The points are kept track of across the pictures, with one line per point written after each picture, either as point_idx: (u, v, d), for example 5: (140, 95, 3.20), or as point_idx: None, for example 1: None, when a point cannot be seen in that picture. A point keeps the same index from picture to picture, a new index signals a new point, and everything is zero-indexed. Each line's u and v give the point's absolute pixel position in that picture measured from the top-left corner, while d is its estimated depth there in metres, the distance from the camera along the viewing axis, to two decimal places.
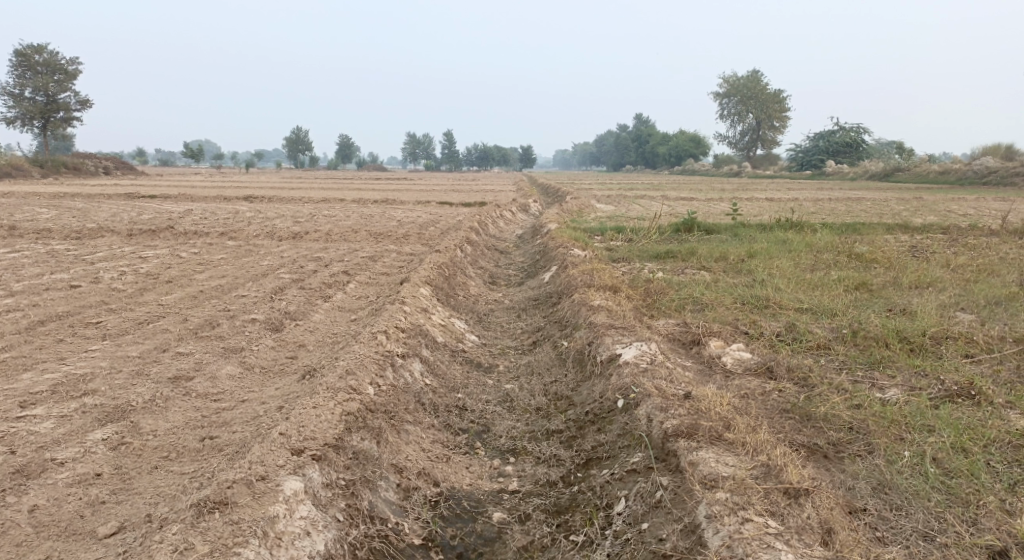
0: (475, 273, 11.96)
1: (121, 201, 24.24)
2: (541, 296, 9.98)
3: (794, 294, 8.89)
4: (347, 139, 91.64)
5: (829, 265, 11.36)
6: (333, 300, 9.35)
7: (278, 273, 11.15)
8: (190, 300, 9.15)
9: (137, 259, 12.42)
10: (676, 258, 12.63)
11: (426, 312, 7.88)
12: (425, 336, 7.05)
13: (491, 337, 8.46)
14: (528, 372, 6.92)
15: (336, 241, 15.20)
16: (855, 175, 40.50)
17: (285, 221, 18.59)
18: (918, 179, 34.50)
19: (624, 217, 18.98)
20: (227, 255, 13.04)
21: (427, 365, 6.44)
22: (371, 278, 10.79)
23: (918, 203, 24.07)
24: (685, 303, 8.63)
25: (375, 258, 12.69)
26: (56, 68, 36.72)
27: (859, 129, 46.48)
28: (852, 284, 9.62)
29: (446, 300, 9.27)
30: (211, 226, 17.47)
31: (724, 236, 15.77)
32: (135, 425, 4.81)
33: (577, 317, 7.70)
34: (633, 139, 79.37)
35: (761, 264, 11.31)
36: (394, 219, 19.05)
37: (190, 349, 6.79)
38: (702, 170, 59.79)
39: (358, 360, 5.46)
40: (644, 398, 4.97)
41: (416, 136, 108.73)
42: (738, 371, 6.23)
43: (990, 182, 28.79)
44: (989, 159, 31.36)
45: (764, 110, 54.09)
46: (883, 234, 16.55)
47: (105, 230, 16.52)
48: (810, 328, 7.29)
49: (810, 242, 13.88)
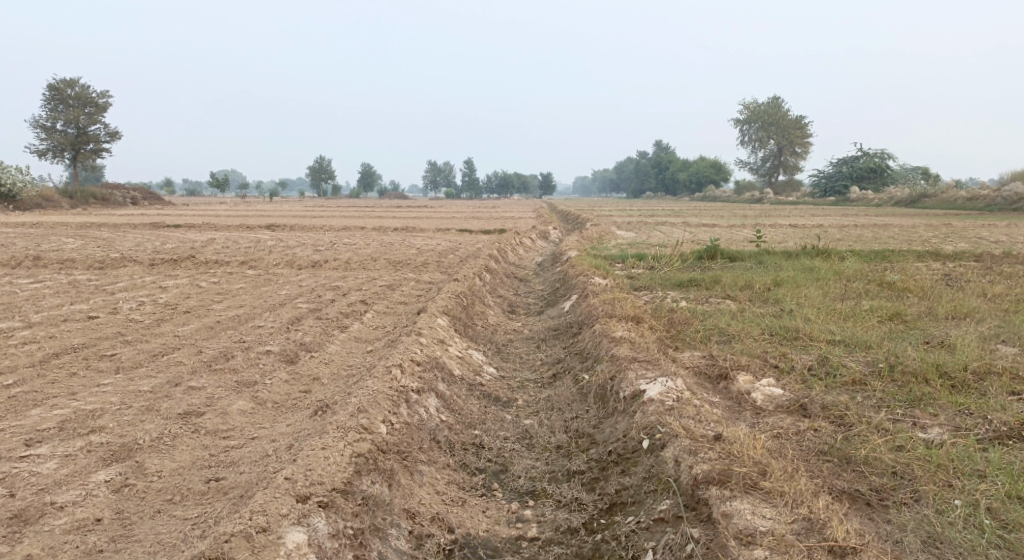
0: (495, 302, 11.78)
1: (146, 230, 24.48)
2: (561, 326, 9.75)
3: (825, 325, 8.60)
4: (370, 168, 92.60)
5: (858, 295, 11.04)
6: (349, 331, 9.19)
7: (296, 303, 11.04)
8: (207, 331, 9.04)
9: (157, 289, 12.39)
10: (700, 286, 12.36)
11: (443, 343, 7.68)
12: (441, 368, 6.84)
13: (510, 368, 8.23)
14: (548, 406, 6.68)
15: (356, 270, 15.12)
16: (880, 202, 39.94)
17: (305, 249, 18.58)
18: (946, 205, 33.91)
19: (646, 245, 18.76)
20: (246, 285, 12.97)
21: (443, 399, 6.22)
22: (389, 308, 10.64)
23: (948, 229, 23.61)
24: (710, 334, 8.37)
25: (394, 287, 12.56)
26: (87, 100, 37.46)
27: (884, 154, 45.98)
28: (885, 315, 9.31)
29: (464, 330, 9.08)
30: (232, 255, 17.50)
31: (749, 264, 15.47)
32: (140, 466, 4.64)
33: (599, 349, 7.47)
34: (654, 165, 79.32)
35: (788, 293, 11.01)
36: (413, 247, 18.98)
37: (203, 382, 6.64)
38: (724, 196, 59.46)
39: (371, 396, 5.25)
40: (670, 439, 4.71)
41: (437, 165, 109.59)
42: (770, 408, 5.95)
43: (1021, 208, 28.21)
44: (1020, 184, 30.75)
45: (787, 136, 53.76)
46: (913, 261, 16.15)
47: (127, 260, 16.59)
48: (844, 362, 7.00)
49: (838, 270, 13.55)
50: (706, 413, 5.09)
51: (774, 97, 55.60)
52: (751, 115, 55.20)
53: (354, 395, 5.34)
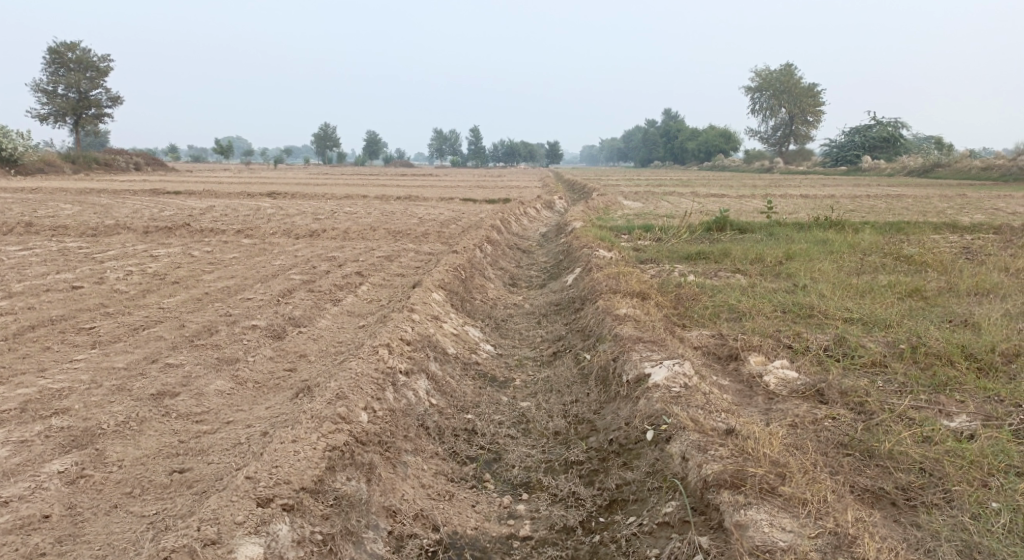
0: (495, 274, 11.38)
1: (146, 197, 24.06)
2: (563, 301, 9.33)
3: (841, 302, 8.16)
4: (375, 135, 91.72)
5: (874, 270, 10.59)
6: (342, 304, 8.79)
7: (289, 274, 10.64)
8: (193, 303, 8.66)
9: (148, 258, 12.00)
10: (709, 259, 11.92)
11: (438, 320, 7.28)
12: (434, 347, 6.45)
13: (508, 346, 7.84)
14: (547, 388, 6.30)
15: (354, 240, 14.69)
16: (892, 171, 39.13)
17: (304, 218, 18.12)
18: (959, 175, 33.16)
19: (652, 215, 18.30)
20: (240, 254, 12.57)
21: (434, 380, 5.85)
22: (385, 281, 10.23)
23: (963, 200, 22.99)
24: (719, 312, 7.94)
25: (392, 259, 12.14)
26: (88, 64, 36.80)
27: (897, 123, 45.04)
28: (904, 292, 8.88)
29: (461, 305, 8.68)
30: (229, 223, 17.09)
31: (759, 236, 14.98)
32: (101, 453, 4.29)
33: (602, 328, 7.05)
34: (662, 135, 78.23)
35: (800, 267, 10.55)
36: (415, 216, 18.52)
37: (181, 359, 6.26)
38: (733, 166, 58.62)
39: (353, 381, 4.88)
40: (677, 432, 4.33)
41: (443, 133, 108.44)
42: (784, 393, 5.55)
43: None
44: None
45: (798, 105, 52.70)
46: (929, 234, 15.64)
47: (122, 227, 16.19)
48: (863, 343, 6.58)
49: (852, 243, 13.06)
50: (716, 402, 4.71)
51: (785, 64, 54.38)
52: (762, 83, 54.08)
53: (337, 378, 4.97)
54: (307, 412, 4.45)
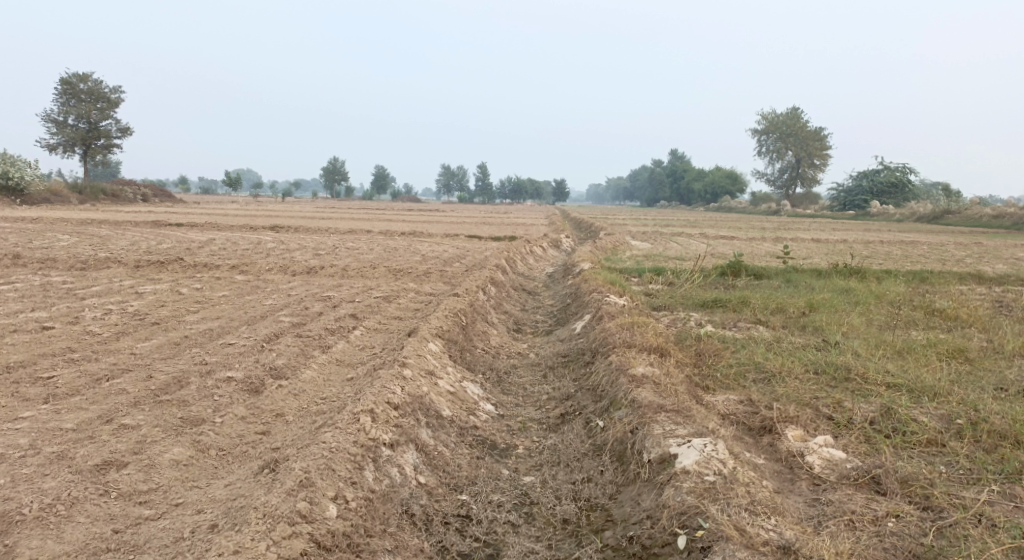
0: (499, 320, 10.65)
1: (146, 229, 23.48)
2: (572, 352, 8.57)
3: (880, 363, 7.40)
4: (382, 171, 91.73)
5: (906, 326, 9.83)
6: (331, 353, 8.04)
7: (278, 316, 9.92)
8: (169, 348, 7.92)
9: (131, 295, 11.28)
10: (726, 307, 11.16)
11: (433, 376, 6.51)
12: (426, 410, 5.70)
13: (511, 405, 7.05)
14: (554, 461, 5.52)
15: (353, 278, 14.00)
16: (903, 217, 38.46)
17: (303, 254, 17.47)
18: (970, 222, 32.45)
19: (663, 257, 17.60)
20: (230, 292, 11.86)
21: (425, 451, 5.10)
22: (380, 325, 9.50)
23: (981, 249, 22.23)
24: (745, 373, 7.18)
25: (391, 300, 11.42)
26: (98, 96, 36.66)
27: (906, 169, 44.53)
28: (945, 353, 8.09)
29: (460, 356, 7.94)
30: (225, 258, 16.42)
31: (776, 283, 14.23)
32: (10, 552, 3.73)
33: (616, 390, 6.28)
34: (669, 175, 78.01)
35: (827, 320, 9.79)
36: (418, 254, 17.85)
37: (139, 419, 5.51)
38: (741, 207, 58.14)
39: (324, 463, 4.30)
40: (717, 544, 3.73)
41: (451, 169, 108.60)
42: (832, 478, 4.81)
43: None
44: None
45: (806, 148, 52.30)
46: (953, 285, 14.85)
47: (112, 260, 15.52)
48: (914, 416, 5.83)
49: (878, 293, 12.29)
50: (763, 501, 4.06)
51: (794, 108, 54.15)
52: (770, 126, 53.76)
53: (305, 456, 4.35)
54: (261, 508, 3.92)
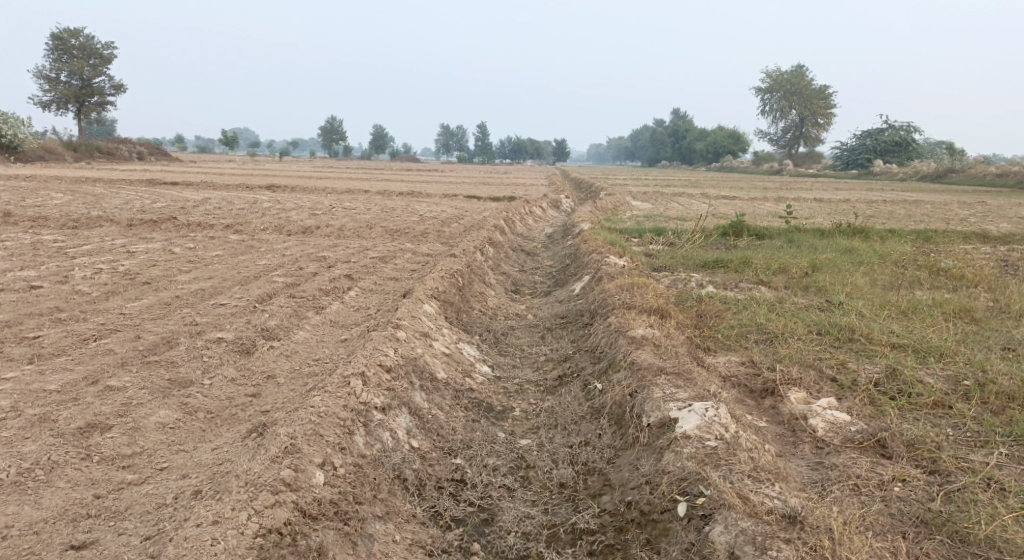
0: (497, 280, 10.48)
1: (141, 188, 23.17)
2: (570, 313, 8.42)
3: (885, 324, 7.24)
4: (381, 130, 90.72)
5: (910, 286, 9.67)
6: (324, 313, 7.88)
7: (272, 276, 9.74)
8: (159, 308, 7.76)
9: (123, 254, 11.09)
10: (727, 267, 10.99)
11: (428, 338, 6.35)
12: (420, 372, 5.55)
13: (508, 367, 6.90)
14: (551, 424, 5.40)
15: (350, 238, 13.79)
16: (905, 176, 38.06)
17: (300, 213, 17.22)
18: (974, 181, 32.08)
19: (663, 217, 17.38)
20: (224, 252, 11.66)
21: (418, 415, 4.97)
22: (376, 286, 9.33)
23: (984, 208, 21.98)
24: (747, 334, 7.02)
25: (387, 260, 11.23)
26: (91, 52, 35.98)
27: (910, 127, 43.98)
28: (949, 313, 7.94)
29: (457, 317, 7.78)
30: (220, 217, 16.17)
31: (778, 243, 14.04)
32: None
33: (615, 351, 6.13)
34: (670, 134, 77.18)
35: (830, 280, 9.61)
36: (415, 213, 17.62)
37: (124, 380, 5.36)
38: (743, 167, 57.60)
39: (312, 428, 4.19)
40: (719, 512, 3.63)
41: (450, 128, 107.43)
42: (836, 442, 4.66)
43: None
44: None
45: (810, 106, 51.57)
46: (958, 244, 14.66)
47: (105, 219, 15.28)
48: (921, 378, 5.67)
49: (882, 253, 12.10)
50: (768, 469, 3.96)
51: (798, 65, 53.27)
52: (773, 84, 52.96)
53: (292, 421, 4.24)
54: (243, 477, 3.82)
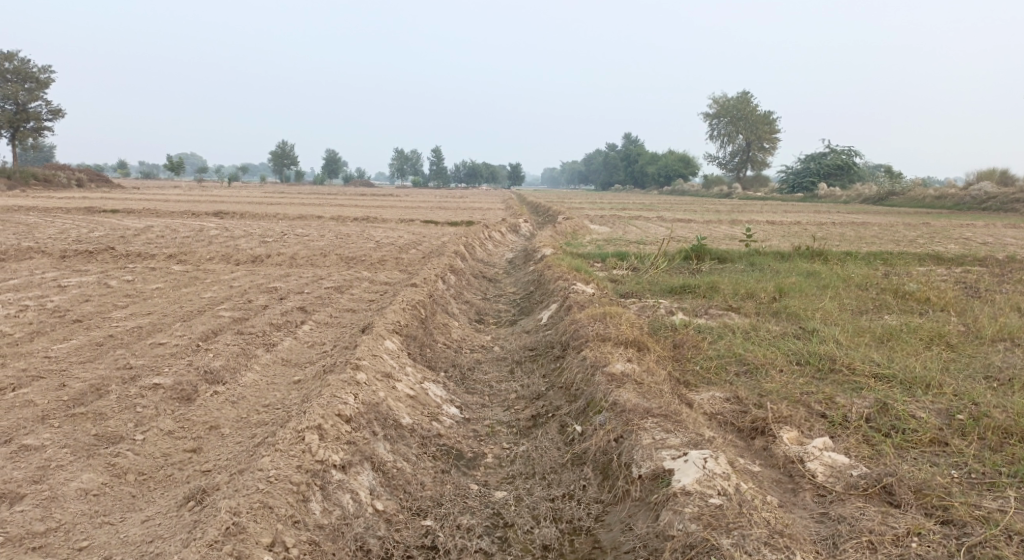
0: (459, 309, 10.01)
1: (79, 216, 22.09)
2: (540, 345, 7.98)
3: (865, 352, 6.99)
4: (333, 154, 89.65)
5: (878, 311, 9.51)
6: (275, 351, 7.31)
7: (218, 310, 9.10)
8: (90, 350, 7.10)
9: (53, 289, 10.29)
10: (694, 293, 10.72)
11: (391, 379, 5.84)
12: (383, 419, 5.04)
13: (477, 407, 6.41)
14: (528, 473, 4.97)
15: (302, 267, 13.16)
16: (849, 198, 38.91)
17: (249, 241, 16.50)
18: (914, 203, 32.84)
19: (623, 241, 17.16)
20: (166, 284, 10.95)
21: (382, 470, 4.53)
22: (332, 319, 8.77)
23: (930, 230, 22.37)
24: (726, 366, 6.68)
25: (343, 290, 10.67)
26: (27, 76, 34.56)
27: (852, 151, 45.15)
28: (926, 339, 7.74)
29: (419, 353, 7.28)
30: (163, 246, 15.37)
31: (740, 267, 13.87)
32: None
33: (593, 390, 5.71)
34: (622, 159, 78.00)
35: (800, 306, 9.38)
36: (371, 240, 17.06)
37: (44, 438, 4.76)
38: (693, 190, 58.38)
39: (260, 500, 3.83)
40: None
41: (403, 153, 106.93)
42: (839, 488, 4.31)
43: (990, 208, 27.39)
44: (988, 183, 29.76)
45: (756, 131, 52.60)
46: (915, 266, 14.69)
47: (37, 251, 14.36)
48: (913, 412, 5.38)
49: (845, 276, 11.98)
50: (775, 536, 3.63)
51: (744, 91, 54.37)
52: (720, 110, 53.91)
53: (235, 491, 3.86)
54: None
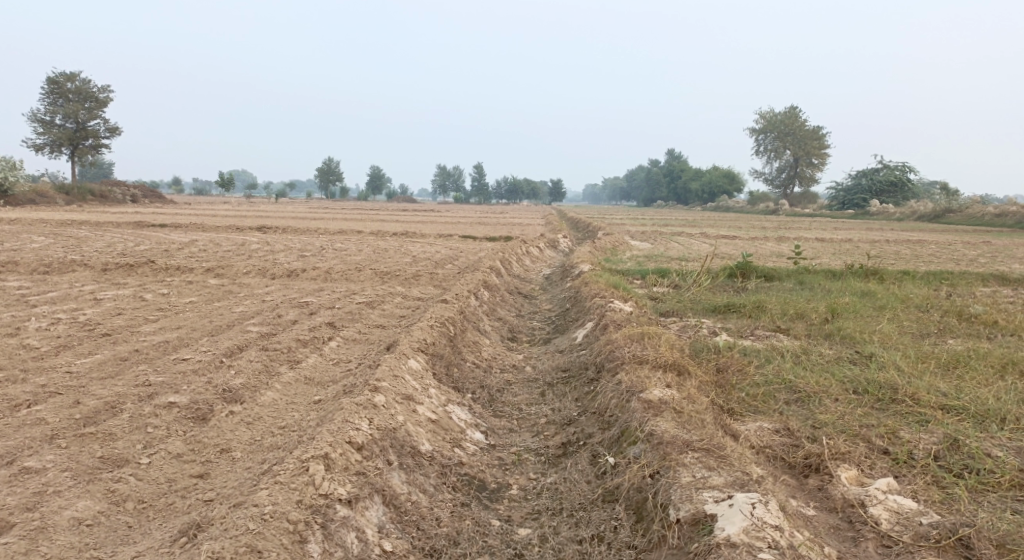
0: (493, 327, 9.67)
1: (127, 230, 22.41)
2: (574, 365, 7.57)
3: (929, 380, 6.41)
4: (378, 170, 90.57)
5: (941, 335, 8.85)
6: (299, 369, 7.04)
7: (246, 324, 8.91)
8: (113, 365, 6.92)
9: (88, 302, 10.24)
10: (739, 312, 10.19)
11: (412, 402, 5.50)
12: (399, 447, 4.73)
13: (504, 432, 6.03)
14: (556, 508, 4.58)
15: (337, 281, 12.96)
16: (902, 215, 37.56)
17: (287, 255, 16.43)
18: (972, 221, 31.46)
19: (665, 257, 16.65)
20: (199, 298, 10.84)
21: (393, 506, 4.30)
22: (360, 335, 8.49)
23: (991, 248, 21.27)
24: (775, 394, 6.18)
25: (375, 306, 10.41)
26: (86, 95, 35.56)
27: (905, 167, 43.70)
28: (995, 366, 7.11)
29: (447, 373, 6.94)
30: (203, 260, 15.38)
31: (788, 286, 13.24)
32: None
33: (626, 417, 5.29)
34: (665, 175, 77.06)
35: (855, 328, 8.78)
36: (408, 255, 16.86)
37: (46, 459, 4.53)
38: (739, 207, 57.22)
39: (246, 543, 3.62)
40: None
41: (447, 169, 107.57)
42: (907, 539, 3.89)
43: None
44: None
45: (804, 147, 51.38)
46: (977, 287, 13.85)
47: (80, 263, 14.46)
48: (988, 451, 4.84)
49: (902, 297, 11.30)
50: None
51: (792, 107, 53.20)
52: (766, 125, 52.83)
53: (224, 532, 3.66)
54: None
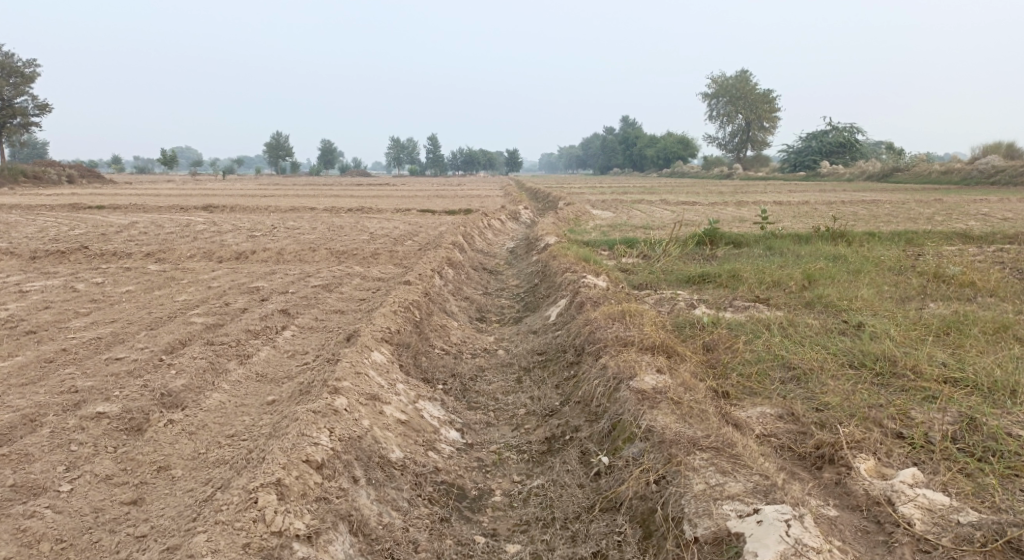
0: (459, 307, 9.08)
1: (62, 213, 21.03)
2: (551, 347, 7.02)
3: (928, 350, 6.03)
4: (329, 144, 88.26)
5: (922, 299, 8.51)
6: (250, 364, 6.35)
7: (190, 315, 8.14)
8: (34, 369, 6.13)
9: (12, 295, 9.30)
10: (714, 281, 9.77)
11: (378, 401, 4.90)
12: (365, 460, 4.18)
13: (481, 427, 5.49)
14: (546, 521, 4.08)
15: (289, 263, 12.16)
16: (852, 176, 37.85)
17: (235, 236, 15.51)
18: (920, 179, 31.79)
19: (628, 226, 16.21)
20: (139, 286, 9.99)
21: (362, 533, 3.78)
22: (317, 323, 7.80)
23: (945, 206, 21.34)
24: (770, 372, 5.73)
25: (332, 288, 9.70)
26: (12, 70, 33.42)
27: (854, 128, 44.07)
28: (988, 329, 6.77)
29: (414, 363, 6.34)
30: (144, 244, 14.37)
31: (758, 252, 12.90)
32: None
33: (617, 408, 4.77)
34: (620, 142, 76.74)
35: (836, 295, 8.41)
36: (364, 231, 16.09)
37: None
38: (694, 172, 57.23)
39: None
40: None
41: (399, 141, 105.52)
42: None
43: (997, 182, 26.36)
44: (995, 156, 28.67)
45: (756, 111, 51.44)
46: (942, 246, 13.70)
47: (8, 251, 13.35)
48: (1009, 429, 4.43)
49: (874, 259, 11.00)
50: None
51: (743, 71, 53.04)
52: (719, 89, 52.66)
53: None
54: None
